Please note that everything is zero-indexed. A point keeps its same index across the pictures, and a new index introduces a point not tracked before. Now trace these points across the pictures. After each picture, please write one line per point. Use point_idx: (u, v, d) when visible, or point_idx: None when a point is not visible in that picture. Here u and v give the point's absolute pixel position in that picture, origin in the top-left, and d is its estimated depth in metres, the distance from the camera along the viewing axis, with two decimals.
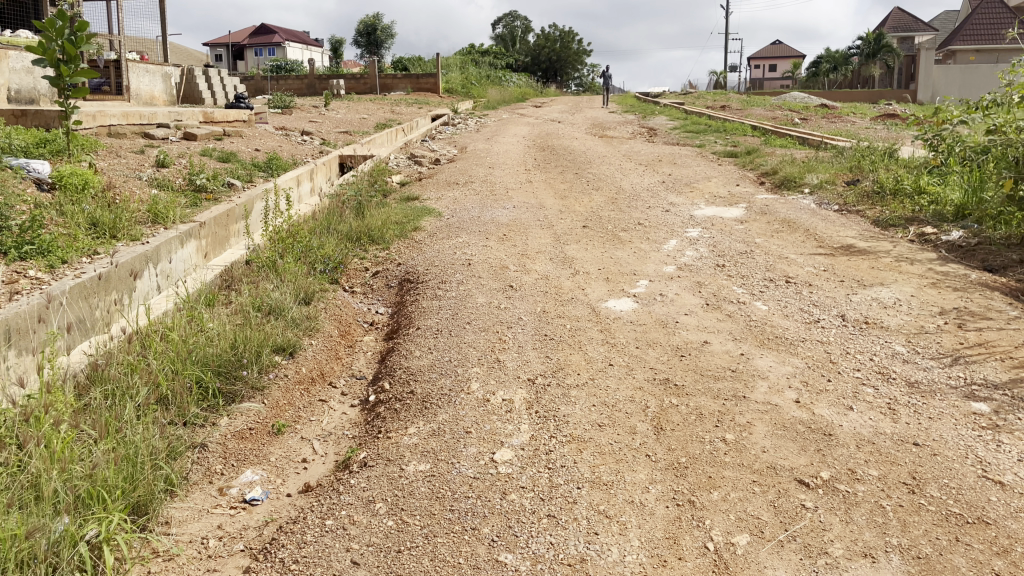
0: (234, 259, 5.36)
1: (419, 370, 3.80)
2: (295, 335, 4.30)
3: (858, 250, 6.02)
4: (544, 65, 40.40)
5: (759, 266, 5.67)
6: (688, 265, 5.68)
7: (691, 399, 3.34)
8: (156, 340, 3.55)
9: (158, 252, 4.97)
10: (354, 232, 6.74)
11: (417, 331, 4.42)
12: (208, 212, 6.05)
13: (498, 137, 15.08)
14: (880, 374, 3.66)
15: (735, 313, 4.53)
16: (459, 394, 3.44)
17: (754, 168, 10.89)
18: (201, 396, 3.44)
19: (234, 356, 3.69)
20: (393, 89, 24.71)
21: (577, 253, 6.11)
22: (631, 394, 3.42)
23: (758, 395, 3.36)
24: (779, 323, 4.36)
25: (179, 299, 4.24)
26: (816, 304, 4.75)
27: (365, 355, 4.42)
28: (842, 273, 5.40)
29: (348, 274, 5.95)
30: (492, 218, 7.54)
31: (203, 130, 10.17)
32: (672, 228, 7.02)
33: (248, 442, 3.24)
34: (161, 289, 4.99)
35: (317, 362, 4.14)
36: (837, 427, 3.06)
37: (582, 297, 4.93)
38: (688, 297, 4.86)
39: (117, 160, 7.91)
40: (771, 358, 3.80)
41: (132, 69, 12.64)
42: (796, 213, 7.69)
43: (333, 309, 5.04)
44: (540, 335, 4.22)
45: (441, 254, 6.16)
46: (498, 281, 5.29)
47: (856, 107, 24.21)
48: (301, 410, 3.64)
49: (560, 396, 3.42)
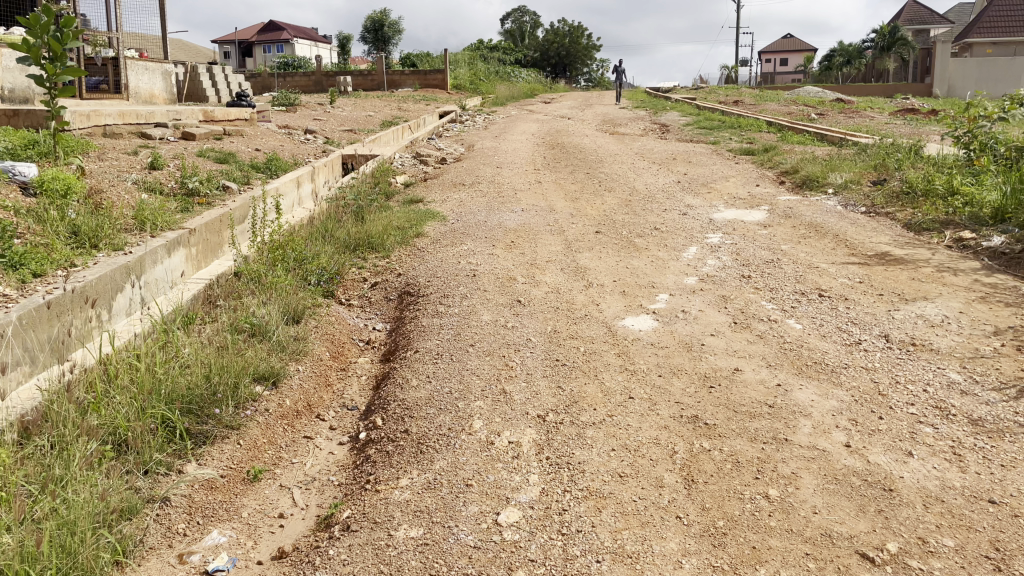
0: (222, 272, 4.99)
1: (416, 403, 3.39)
2: (280, 360, 3.90)
3: (894, 258, 5.56)
4: (554, 61, 39.67)
5: (787, 276, 5.23)
6: (711, 276, 5.25)
7: (725, 442, 2.92)
8: (119, 374, 3.15)
9: (142, 262, 4.59)
10: (352, 240, 6.33)
11: (415, 355, 4.01)
12: (200, 218, 5.67)
13: (507, 134, 14.64)
14: (937, 410, 3.23)
15: (766, 334, 4.10)
16: (459, 435, 3.03)
17: (772, 167, 10.42)
18: (168, 438, 3.04)
19: (208, 390, 3.29)
20: (400, 86, 24.29)
21: (590, 262, 5.69)
22: (655, 435, 3.00)
23: (802, 437, 2.93)
24: (816, 346, 3.93)
25: (155, 321, 3.84)
26: (854, 322, 4.31)
27: (358, 381, 4.02)
28: (880, 285, 4.95)
29: (345, 286, 5.56)
30: (499, 223, 7.11)
31: (202, 130, 9.79)
32: (690, 233, 6.58)
33: (218, 494, 2.84)
34: (145, 303, 4.60)
35: (304, 392, 3.74)
36: (898, 480, 2.65)
37: (596, 314, 4.51)
38: (713, 314, 4.43)
39: (108, 162, 7.54)
40: (812, 390, 3.37)
41: (131, 67, 12.26)
42: (823, 216, 7.24)
43: (326, 327, 4.63)
44: (551, 360, 3.81)
45: (444, 263, 5.75)
46: (505, 295, 4.87)
47: (871, 101, 23.59)
48: (282, 450, 3.24)
49: (574, 437, 3.00)
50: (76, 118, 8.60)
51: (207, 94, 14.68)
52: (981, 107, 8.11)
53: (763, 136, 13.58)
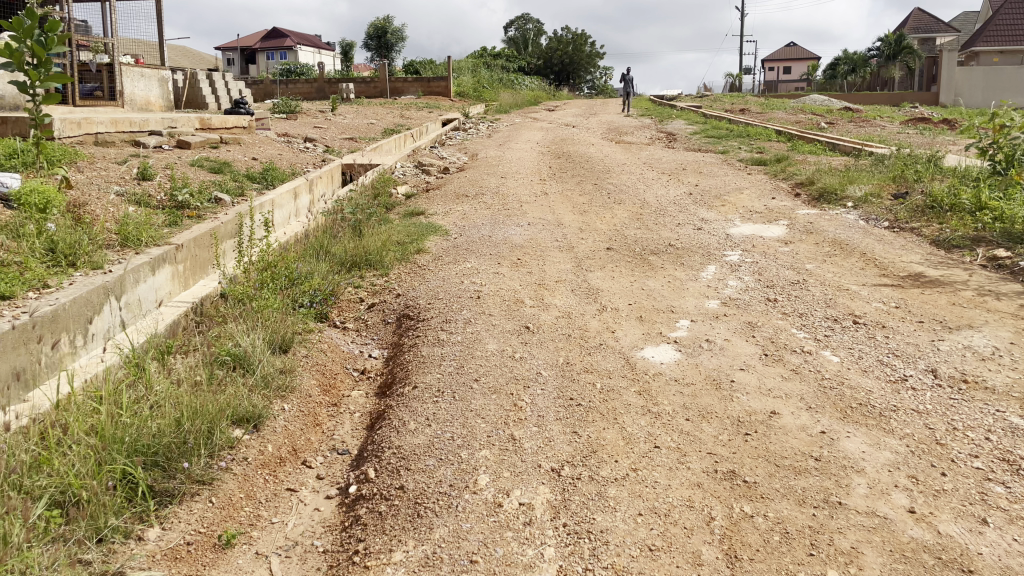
0: (206, 294, 4.62)
1: (413, 452, 3.01)
2: (263, 399, 3.52)
3: (929, 280, 5.16)
4: (557, 68, 39.48)
5: (816, 299, 4.84)
6: (734, 299, 4.86)
7: (769, 506, 2.54)
8: (77, 421, 2.78)
9: (122, 282, 4.22)
10: (349, 257, 5.96)
11: (413, 391, 3.62)
12: (189, 232, 5.29)
13: (512, 143, 14.29)
14: (1007, 464, 2.83)
15: (801, 368, 3.71)
16: (462, 495, 2.66)
17: (786, 178, 10.04)
18: (130, 497, 2.68)
19: (178, 438, 2.92)
20: (402, 93, 23.95)
21: (603, 282, 5.31)
22: (688, 496, 2.62)
23: (857, 501, 2.56)
24: (859, 383, 3.54)
25: (127, 355, 3.47)
26: (896, 355, 3.92)
27: (351, 420, 3.64)
28: (919, 311, 4.56)
29: (340, 307, 5.20)
30: (505, 238, 6.74)
31: (197, 138, 9.43)
32: (707, 250, 6.19)
33: (184, 566, 2.48)
34: (126, 326, 4.23)
35: (289, 435, 3.37)
36: (977, 558, 2.27)
37: (612, 343, 4.11)
38: (741, 345, 4.04)
39: (94, 172, 7.16)
40: (861, 439, 2.98)
41: (126, 73, 11.91)
42: (847, 232, 6.84)
43: (316, 356, 4.26)
44: (563, 399, 3.42)
45: (446, 283, 5.37)
46: (512, 321, 4.49)
47: (878, 110, 23.18)
48: (261, 507, 2.87)
49: (594, 497, 2.62)
50: (66, 126, 8.21)
51: (206, 100, 14.29)
52: (1008, 117, 7.71)
53: (774, 146, 13.23)
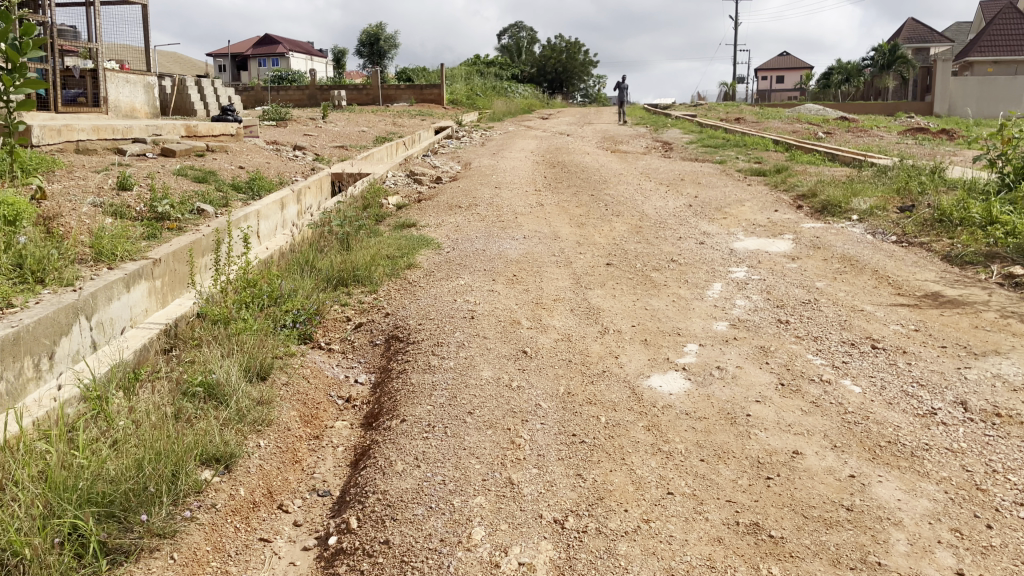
0: (181, 314, 4.35)
1: (400, 498, 2.71)
2: (237, 435, 3.23)
3: (948, 300, 4.90)
4: (550, 76, 39.32)
5: (830, 321, 4.58)
6: (744, 320, 4.59)
7: (800, 567, 2.26)
8: (23, 467, 2.49)
9: (94, 300, 3.91)
10: (336, 274, 5.67)
11: (402, 425, 3.33)
12: (168, 245, 4.98)
13: (506, 152, 14.02)
14: None
15: (821, 400, 3.43)
16: (454, 553, 2.38)
17: (788, 189, 9.80)
18: (80, 555, 2.38)
19: (136, 484, 2.62)
20: (396, 100, 23.72)
21: (603, 301, 5.03)
22: (708, 554, 2.34)
23: (898, 561, 2.29)
24: (885, 418, 3.25)
25: (88, 387, 3.18)
26: (921, 385, 3.64)
27: (333, 457, 3.35)
28: (940, 335, 4.29)
29: (326, 327, 4.91)
30: (500, 252, 6.46)
31: (182, 145, 9.13)
32: (712, 267, 5.93)
33: None
34: (96, 348, 3.93)
35: (264, 476, 3.07)
36: None
37: (615, 370, 3.83)
38: (754, 373, 3.76)
39: (72, 181, 6.83)
40: (895, 485, 2.70)
41: (111, 79, 11.60)
42: (855, 247, 6.58)
43: (297, 383, 3.96)
44: (565, 436, 3.14)
45: (438, 302, 5.08)
46: (509, 344, 4.20)
47: (875, 119, 23.01)
48: (229, 562, 2.58)
49: (602, 555, 2.34)
50: (46, 133, 7.86)
51: (194, 107, 13.96)
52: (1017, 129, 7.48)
53: (772, 156, 13.02)
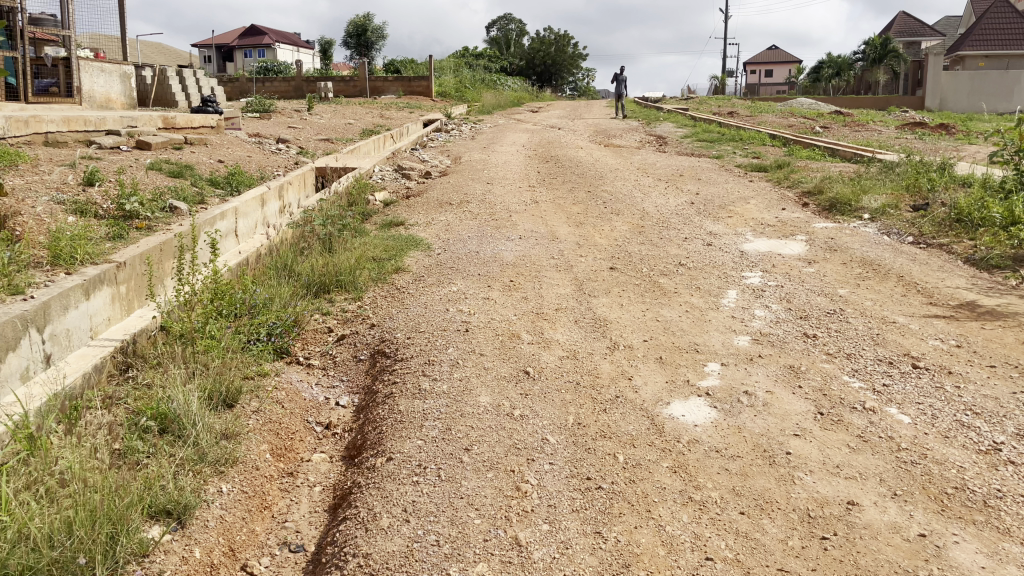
0: (141, 328, 3.87)
1: (385, 566, 2.27)
2: (194, 480, 2.76)
3: (986, 310, 4.48)
4: (540, 69, 38.85)
5: (862, 335, 4.15)
6: (767, 334, 4.17)
7: None
8: None
9: (46, 311, 3.42)
10: (316, 279, 5.19)
11: (388, 463, 2.88)
12: (134, 247, 4.47)
13: (497, 145, 13.56)
14: None
15: (869, 434, 3.00)
16: None
17: (792, 185, 9.39)
18: None
19: (63, 553, 2.16)
20: (383, 92, 23.18)
21: (611, 311, 4.59)
22: None
23: None
24: (945, 457, 2.83)
25: (19, 425, 2.68)
26: (976, 413, 3.21)
27: (309, 500, 2.89)
28: (984, 351, 3.87)
29: (304, 340, 4.44)
30: (495, 253, 6.01)
31: (159, 137, 8.60)
32: (724, 271, 5.50)
33: None
34: (49, 365, 3.44)
35: (225, 530, 2.61)
36: None
37: (630, 396, 3.38)
38: (788, 399, 3.32)
39: (34, 176, 6.30)
40: (975, 548, 2.28)
41: (85, 67, 10.99)
42: (873, 249, 6.18)
43: (270, 410, 3.48)
44: (577, 480, 2.70)
45: (428, 311, 4.61)
46: (509, 363, 3.75)
47: (870, 113, 22.69)
48: None
49: None
50: (11, 124, 7.27)
51: (174, 98, 13.37)
52: None
53: (771, 150, 12.64)
